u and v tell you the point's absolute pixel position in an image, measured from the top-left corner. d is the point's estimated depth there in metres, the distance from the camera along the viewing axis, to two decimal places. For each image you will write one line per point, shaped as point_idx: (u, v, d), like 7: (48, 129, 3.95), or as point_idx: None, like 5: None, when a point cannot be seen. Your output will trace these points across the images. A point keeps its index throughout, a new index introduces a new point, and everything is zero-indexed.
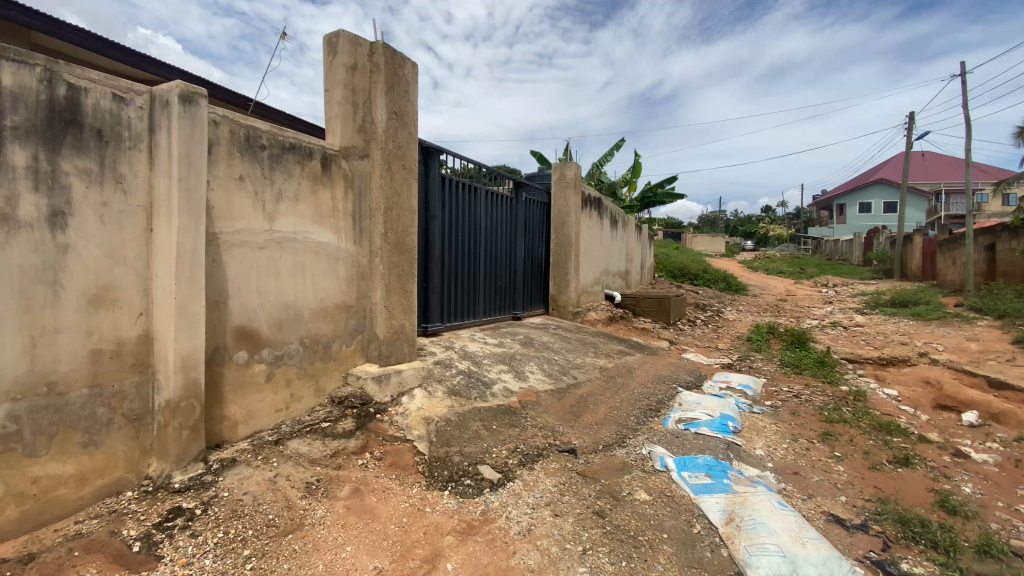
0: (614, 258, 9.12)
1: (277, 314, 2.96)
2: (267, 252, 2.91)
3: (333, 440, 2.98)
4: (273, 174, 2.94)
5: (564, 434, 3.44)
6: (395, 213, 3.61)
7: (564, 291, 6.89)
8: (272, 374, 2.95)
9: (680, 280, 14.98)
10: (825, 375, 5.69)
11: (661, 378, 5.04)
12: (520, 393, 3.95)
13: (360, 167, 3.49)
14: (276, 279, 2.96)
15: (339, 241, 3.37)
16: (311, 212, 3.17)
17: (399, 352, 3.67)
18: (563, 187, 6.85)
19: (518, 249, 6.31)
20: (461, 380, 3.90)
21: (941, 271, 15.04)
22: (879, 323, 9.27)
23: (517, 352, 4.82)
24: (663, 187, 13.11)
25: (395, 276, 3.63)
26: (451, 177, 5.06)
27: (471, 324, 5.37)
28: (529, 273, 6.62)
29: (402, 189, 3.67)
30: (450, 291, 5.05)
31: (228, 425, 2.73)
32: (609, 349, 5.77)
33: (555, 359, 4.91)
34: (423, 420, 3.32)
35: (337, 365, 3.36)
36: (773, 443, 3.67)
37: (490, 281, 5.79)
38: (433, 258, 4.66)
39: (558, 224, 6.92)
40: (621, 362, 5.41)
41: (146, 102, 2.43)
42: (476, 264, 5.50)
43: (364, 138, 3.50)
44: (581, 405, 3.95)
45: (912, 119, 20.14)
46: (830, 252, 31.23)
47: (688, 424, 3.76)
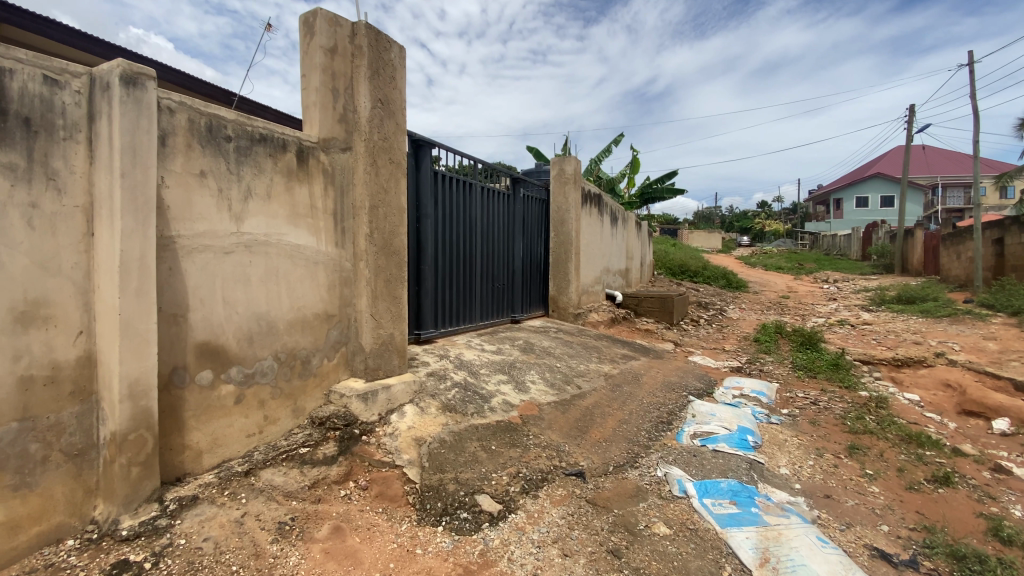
0: (614, 256, 8.79)
1: (246, 327, 2.63)
2: (235, 257, 2.57)
3: (312, 468, 2.67)
4: (240, 169, 2.60)
5: (570, 454, 3.13)
6: (381, 211, 3.27)
7: (564, 291, 6.57)
8: (242, 395, 2.61)
9: (680, 277, 14.68)
10: (842, 379, 5.38)
11: (670, 385, 4.72)
12: (521, 406, 3.62)
13: (341, 161, 3.15)
14: (245, 287, 2.62)
15: (318, 244, 3.03)
16: (286, 211, 2.83)
17: (387, 365, 3.34)
18: (563, 183, 6.52)
19: (517, 249, 5.98)
20: (457, 393, 3.57)
21: (944, 266, 14.85)
22: (890, 322, 9.00)
23: (517, 359, 4.49)
24: (663, 182, 12.79)
25: (383, 281, 3.30)
26: (444, 173, 4.72)
27: (467, 329, 5.04)
28: (527, 273, 6.29)
29: (390, 185, 3.34)
30: (444, 294, 4.71)
31: (190, 455, 2.40)
32: (613, 354, 5.45)
33: (557, 366, 4.58)
34: (414, 441, 2.99)
35: (317, 381, 3.02)
36: (798, 459, 3.36)
37: (487, 283, 5.46)
38: (425, 259, 4.32)
39: (558, 222, 6.59)
40: (627, 367, 5.09)
41: (84, 86, 2.08)
42: (472, 265, 5.17)
43: (346, 128, 3.16)
44: (587, 418, 3.62)
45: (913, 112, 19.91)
46: (828, 247, 31.05)
47: (705, 440, 3.44)
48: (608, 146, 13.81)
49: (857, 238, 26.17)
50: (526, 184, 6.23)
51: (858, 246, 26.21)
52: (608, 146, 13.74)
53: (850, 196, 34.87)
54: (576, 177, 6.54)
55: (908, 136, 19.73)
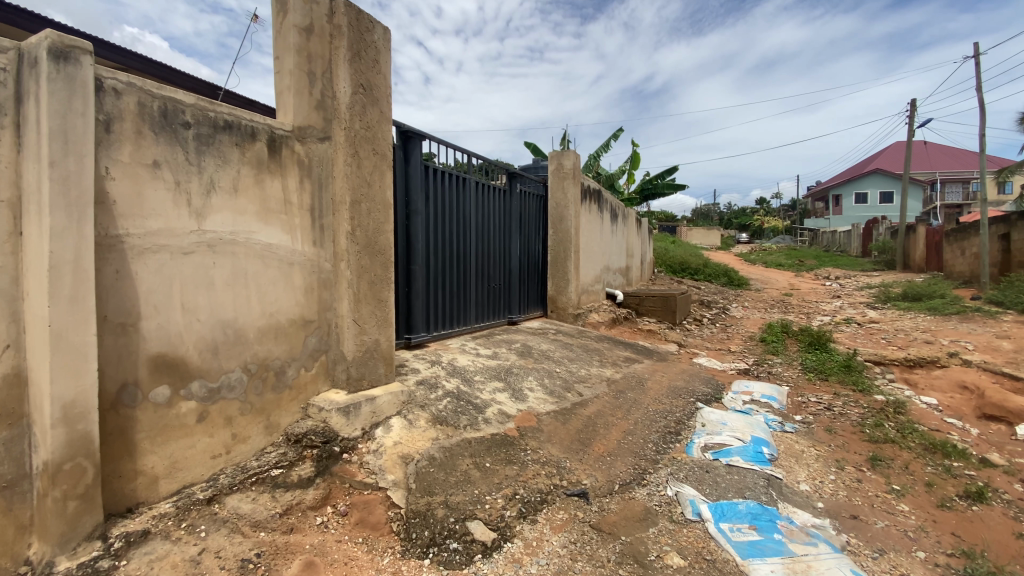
0: (614, 254, 8.52)
1: (210, 336, 2.35)
2: (196, 258, 2.30)
3: (285, 492, 2.40)
4: (201, 159, 2.33)
5: (572, 471, 2.86)
6: (365, 207, 2.99)
7: (563, 291, 6.30)
8: (206, 412, 2.34)
9: (681, 275, 14.45)
10: (855, 382, 5.12)
11: (676, 390, 4.46)
12: (519, 417, 3.35)
13: (319, 151, 2.87)
14: (208, 292, 2.35)
15: (294, 242, 2.75)
16: (256, 207, 2.55)
17: (372, 374, 3.07)
18: (561, 178, 6.25)
19: (514, 247, 5.71)
20: (449, 404, 3.30)
21: (948, 262, 14.63)
22: (897, 320, 8.77)
23: (513, 364, 4.21)
24: (664, 178, 12.52)
25: (367, 283, 3.02)
26: (436, 167, 4.44)
27: (461, 332, 4.77)
28: (525, 272, 6.02)
29: (374, 178, 3.06)
30: (437, 296, 4.44)
31: (145, 482, 2.13)
32: (616, 357, 5.18)
33: (556, 371, 4.30)
34: (401, 459, 2.72)
35: (293, 394, 2.75)
36: (819, 474, 3.10)
37: (483, 283, 5.18)
38: (416, 258, 4.05)
39: (556, 219, 6.31)
40: (630, 372, 4.83)
41: (10, 62, 1.80)
42: (466, 265, 4.89)
43: (324, 116, 2.88)
44: (590, 430, 3.35)
45: (914, 106, 19.69)
46: (828, 243, 30.85)
47: (717, 453, 3.17)
48: (607, 142, 13.53)
49: (857, 234, 25.94)
50: (523, 179, 5.96)
51: (858, 242, 25.99)
52: (607, 141, 13.44)
53: (849, 192, 34.65)
54: (575, 172, 6.27)
55: (909, 130, 19.49)
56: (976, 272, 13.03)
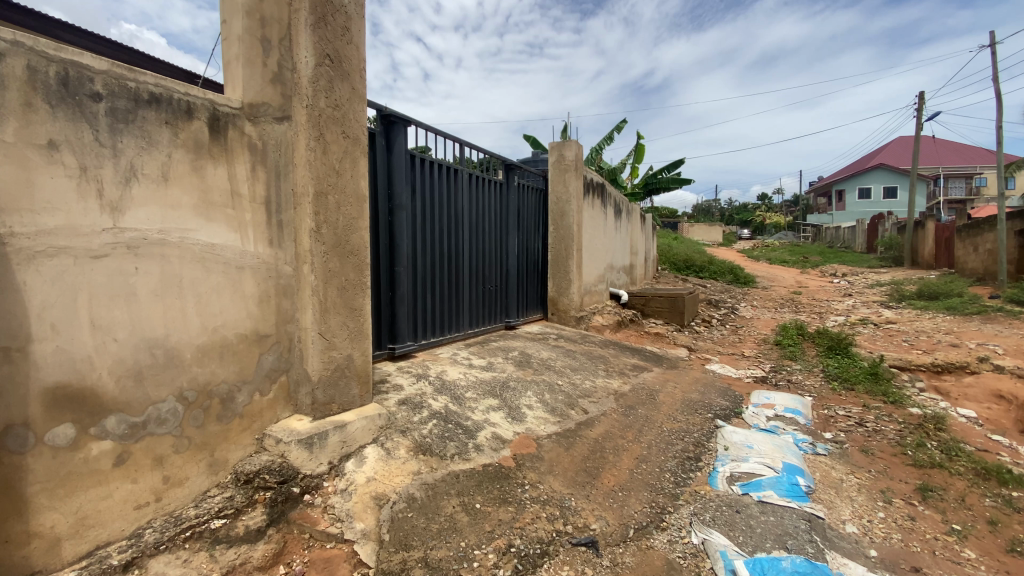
0: (618, 251, 8.07)
1: (131, 359, 1.91)
2: (110, 263, 1.86)
3: (227, 550, 1.96)
4: (118, 140, 1.89)
5: (578, 511, 2.42)
6: (332, 201, 2.53)
7: (565, 292, 5.84)
8: (126, 453, 1.91)
9: (685, 273, 14.02)
10: (885, 392, 4.66)
11: (691, 403, 4.02)
12: (516, 442, 2.90)
13: (277, 134, 2.42)
14: (129, 305, 1.91)
15: (245, 243, 2.30)
16: (194, 201, 2.11)
17: (343, 396, 2.63)
18: (562, 170, 5.79)
19: (511, 245, 5.24)
20: (434, 428, 2.84)
21: (959, 259, 14.16)
22: (915, 320, 8.32)
23: (510, 377, 3.76)
24: (668, 172, 12.05)
25: (336, 289, 2.56)
26: (423, 157, 3.98)
27: (453, 339, 4.32)
28: (524, 272, 5.56)
29: (345, 166, 2.60)
30: (426, 301, 3.99)
31: (43, 546, 1.71)
32: (622, 365, 4.73)
33: (558, 384, 3.84)
34: (374, 501, 2.27)
35: (245, 424, 2.30)
36: (865, 510, 2.66)
37: (477, 285, 4.73)
38: (400, 259, 3.60)
39: (557, 215, 5.85)
40: (639, 382, 4.38)
41: None
42: (459, 265, 4.44)
43: (282, 92, 2.43)
44: (598, 456, 2.90)
45: (923, 99, 19.21)
46: (831, 240, 30.37)
47: (746, 485, 2.71)
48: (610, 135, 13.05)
49: (862, 230, 25.44)
50: (521, 172, 5.49)
51: (862, 238, 25.52)
52: (609, 135, 12.95)
53: (853, 187, 34.12)
54: (578, 164, 5.80)
55: (918, 123, 18.99)
56: (991, 269, 12.56)
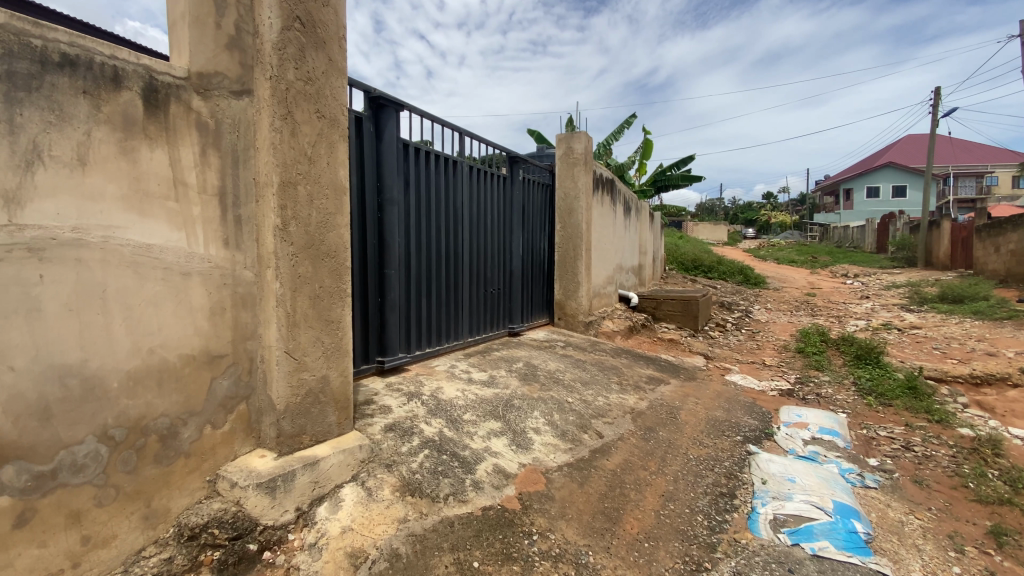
0: (628, 251, 7.63)
1: (34, 392, 1.50)
2: (4, 270, 1.44)
3: None
4: (17, 113, 1.47)
5: (597, 570, 1.99)
6: (303, 194, 2.11)
7: (573, 296, 5.39)
8: (29, 512, 1.49)
9: (693, 273, 13.58)
10: (928, 410, 4.22)
11: (716, 423, 3.59)
12: (521, 477, 2.48)
13: (235, 111, 2.00)
14: (31, 322, 1.49)
15: (192, 243, 1.88)
16: (123, 191, 1.69)
17: (317, 426, 2.21)
18: (570, 164, 5.36)
19: (515, 244, 4.82)
20: (426, 460, 2.42)
21: (979, 259, 13.66)
22: (942, 325, 7.86)
23: (515, 393, 3.33)
24: (678, 168, 11.59)
25: (307, 299, 2.13)
26: (418, 146, 3.55)
27: (451, 348, 3.90)
28: (528, 274, 5.13)
29: (319, 151, 2.18)
30: (421, 307, 3.57)
31: None
32: (637, 376, 4.28)
33: (568, 400, 3.40)
34: (349, 561, 1.85)
35: (194, 463, 1.89)
36: (939, 565, 2.23)
37: (478, 289, 4.31)
38: (391, 261, 3.18)
39: (565, 212, 5.41)
40: (657, 397, 3.94)
41: None
42: (458, 267, 4.02)
43: (241, 61, 2.01)
44: (616, 495, 2.48)
45: (937, 95, 18.68)
46: (838, 239, 29.78)
47: (795, 532, 2.28)
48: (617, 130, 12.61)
49: (871, 229, 24.90)
50: (527, 165, 5.06)
51: (871, 237, 24.97)
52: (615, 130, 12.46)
53: (861, 186, 33.53)
54: (587, 157, 5.37)
55: (933, 119, 18.46)
56: (1014, 271, 12.07)
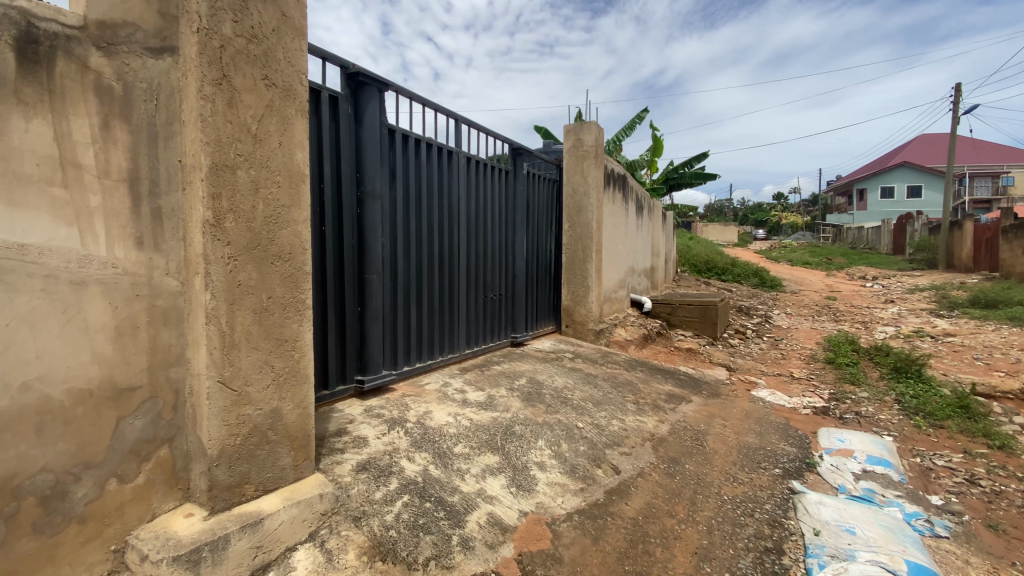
0: (639, 253, 7.14)
1: None
2: None
3: None
4: None
5: None
6: (245, 179, 1.67)
7: (581, 301, 4.90)
8: None
9: (706, 276, 13.05)
10: (987, 434, 3.71)
11: (749, 450, 3.10)
12: (521, 531, 2.01)
13: (152, 73, 1.56)
14: None
15: (91, 242, 1.44)
16: None
17: (264, 471, 1.77)
18: (579, 157, 4.88)
19: (519, 245, 4.36)
20: (405, 510, 1.96)
21: (1007, 262, 13.01)
22: (980, 332, 7.29)
23: (516, 417, 2.85)
24: (691, 165, 11.07)
25: (249, 314, 1.69)
26: (406, 133, 3.11)
27: (446, 363, 3.45)
28: (533, 277, 4.68)
29: (267, 127, 1.74)
30: (410, 317, 3.13)
31: None
32: (656, 393, 3.79)
33: (578, 426, 2.93)
34: None
35: (91, 530, 1.45)
36: None
37: (477, 295, 3.86)
38: (372, 265, 2.74)
39: (573, 210, 4.92)
40: (679, 417, 3.46)
41: None
42: (454, 270, 3.56)
43: (162, 10, 1.57)
44: (639, 554, 2.00)
45: (959, 90, 17.98)
46: (852, 240, 29.04)
47: None
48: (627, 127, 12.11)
49: (887, 230, 24.17)
50: (531, 157, 4.59)
51: (887, 238, 24.24)
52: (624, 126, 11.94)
53: (875, 186, 32.73)
54: (598, 150, 4.89)
55: (955, 116, 17.77)
56: None
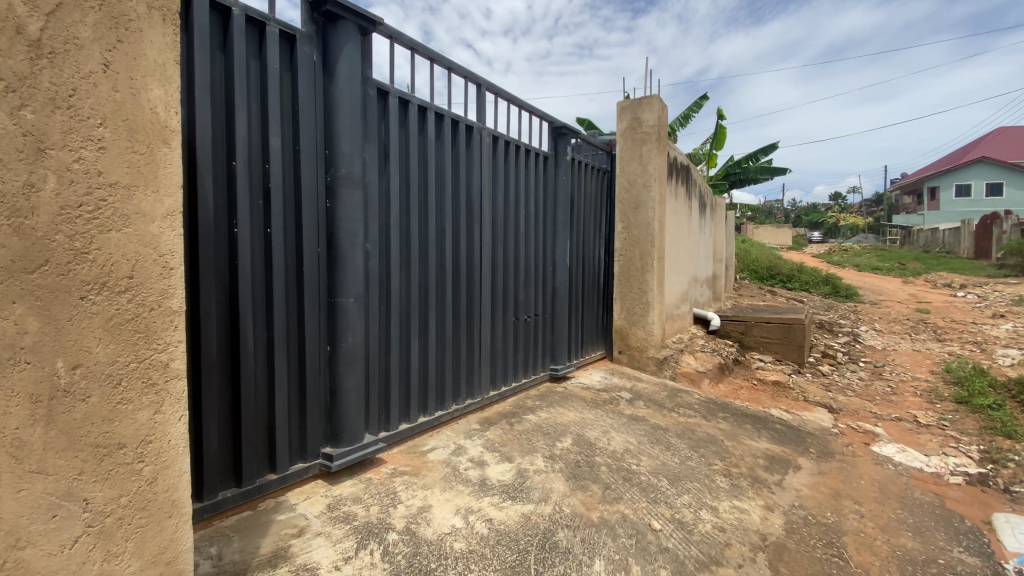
0: (702, 260, 6.03)
1: None
2: None
3: None
4: None
5: None
6: (5, 131, 0.81)
7: (638, 322, 3.87)
8: None
9: (769, 284, 11.67)
10: None
11: (915, 568, 2.03)
12: None
13: None
14: None
15: None
16: None
17: None
18: (637, 141, 3.85)
19: (560, 252, 3.40)
20: None
21: None
22: None
23: (558, 514, 1.88)
24: (757, 159, 9.77)
25: (12, 403, 0.82)
26: (406, 100, 2.21)
27: (463, 412, 2.56)
28: (578, 292, 3.72)
29: (68, 29, 0.87)
30: (412, 356, 2.24)
31: None
32: (751, 457, 2.74)
33: (653, 526, 1.94)
34: None
35: None
36: None
37: (506, 318, 2.94)
38: (349, 287, 1.86)
39: (629, 206, 3.91)
40: (792, 498, 2.40)
41: None
42: (474, 287, 2.65)
43: None
44: None
45: None
46: (925, 243, 26.37)
47: None
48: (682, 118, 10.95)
49: (967, 232, 21.66)
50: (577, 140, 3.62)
51: (968, 240, 21.72)
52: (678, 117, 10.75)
53: (952, 183, 29.77)
54: (662, 131, 3.85)
55: None
56: None
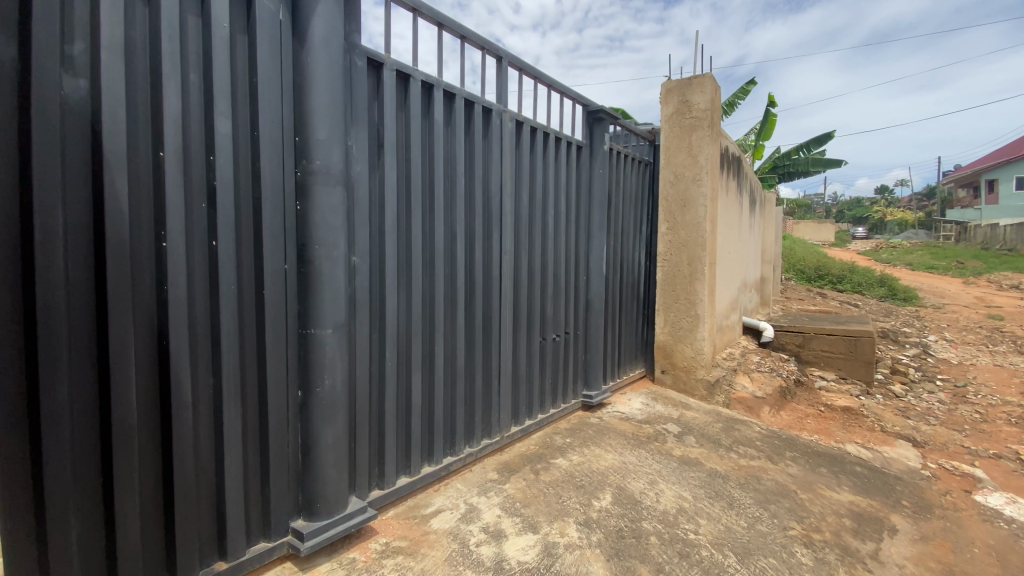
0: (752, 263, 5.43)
1: None
2: None
3: None
4: None
5: None
6: None
7: (685, 338, 3.36)
8: None
9: (817, 285, 10.83)
10: None
11: None
12: None
13: None
14: None
15: None
16: None
17: None
18: (687, 128, 3.31)
19: (595, 258, 2.92)
20: None
21: None
22: None
23: None
24: (808, 150, 8.99)
25: None
26: (408, 75, 1.76)
27: (477, 456, 2.13)
28: (615, 304, 3.23)
29: None
30: (413, 395, 1.81)
31: None
32: (834, 517, 2.20)
33: None
34: None
35: None
36: None
37: (531, 338, 2.49)
38: (326, 315, 1.44)
39: (675, 204, 3.39)
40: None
41: None
42: (492, 305, 2.21)
43: None
44: None
45: None
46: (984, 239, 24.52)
47: None
48: None
49: None
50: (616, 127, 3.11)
51: None
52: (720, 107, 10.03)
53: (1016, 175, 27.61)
54: (716, 116, 3.30)
55: None
56: None
